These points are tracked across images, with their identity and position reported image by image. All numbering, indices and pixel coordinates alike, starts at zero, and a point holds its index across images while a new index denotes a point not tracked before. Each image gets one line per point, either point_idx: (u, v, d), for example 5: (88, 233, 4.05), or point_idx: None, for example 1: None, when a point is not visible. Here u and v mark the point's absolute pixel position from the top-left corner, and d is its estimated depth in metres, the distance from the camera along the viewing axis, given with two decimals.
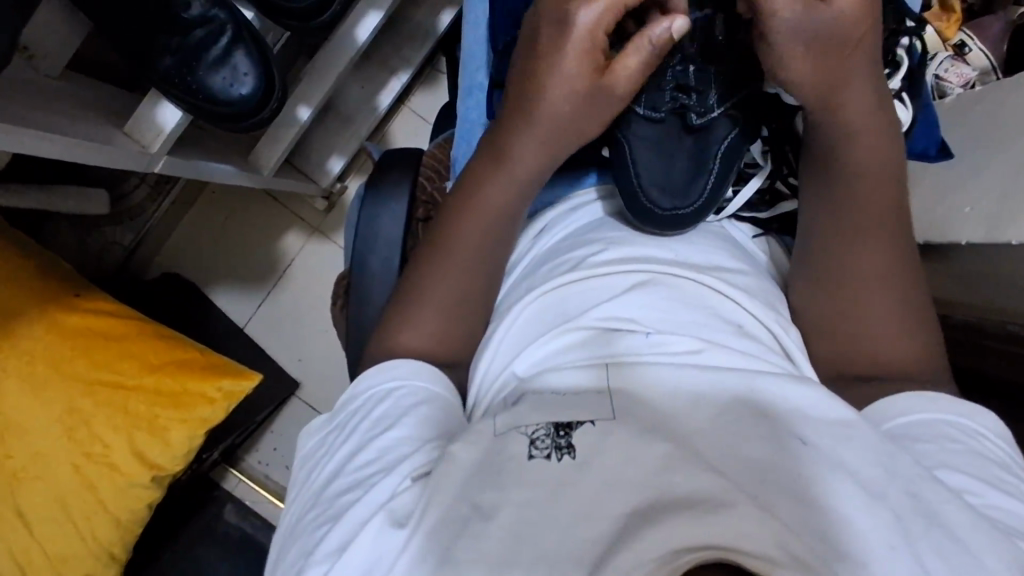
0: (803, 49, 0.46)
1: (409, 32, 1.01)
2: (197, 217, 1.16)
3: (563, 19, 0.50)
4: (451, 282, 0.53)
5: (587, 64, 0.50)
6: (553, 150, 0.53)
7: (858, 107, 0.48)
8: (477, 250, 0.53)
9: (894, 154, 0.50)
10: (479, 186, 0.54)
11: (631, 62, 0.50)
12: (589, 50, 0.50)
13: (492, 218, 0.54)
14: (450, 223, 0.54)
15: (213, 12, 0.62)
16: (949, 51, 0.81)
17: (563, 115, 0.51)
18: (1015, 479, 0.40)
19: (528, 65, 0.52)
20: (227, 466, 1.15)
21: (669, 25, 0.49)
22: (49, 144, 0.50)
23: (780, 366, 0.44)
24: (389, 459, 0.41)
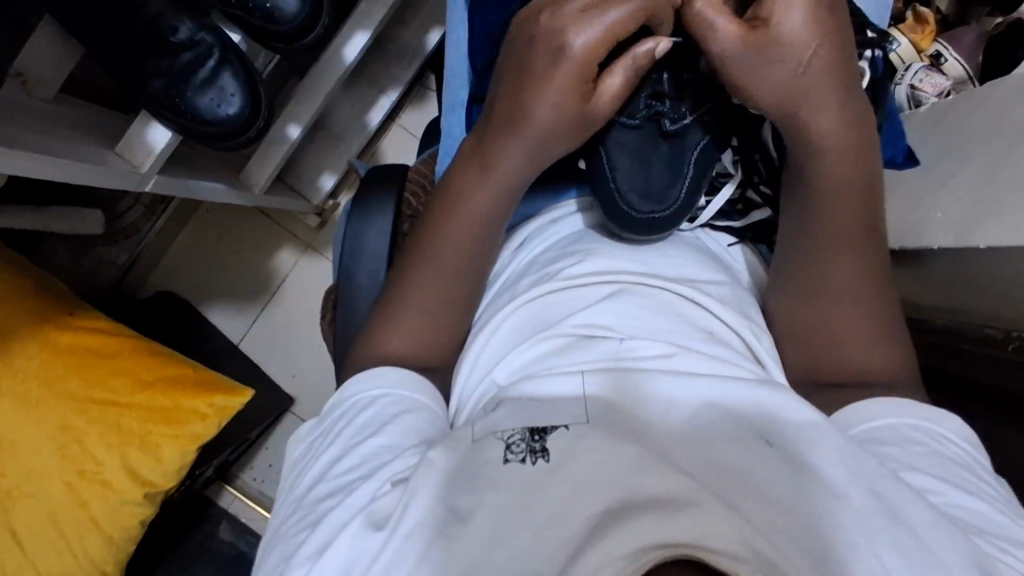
0: (780, 67, 0.48)
1: (397, 52, 1.03)
2: (191, 236, 1.17)
3: (554, 39, 0.50)
4: (434, 291, 0.54)
5: (576, 81, 0.51)
6: (537, 158, 0.54)
7: (826, 125, 0.49)
8: (459, 260, 0.55)
9: (866, 167, 0.51)
10: (464, 195, 0.55)
11: (616, 81, 0.52)
12: (581, 69, 0.51)
13: (477, 226, 0.55)
14: (436, 231, 0.55)
15: (200, 35, 0.64)
16: (925, 62, 0.84)
17: (546, 125, 0.52)
18: (979, 480, 0.41)
19: (516, 78, 0.53)
20: (222, 483, 1.15)
21: (654, 46, 0.51)
22: (44, 165, 0.52)
23: (751, 371, 0.45)
24: (370, 465, 0.42)
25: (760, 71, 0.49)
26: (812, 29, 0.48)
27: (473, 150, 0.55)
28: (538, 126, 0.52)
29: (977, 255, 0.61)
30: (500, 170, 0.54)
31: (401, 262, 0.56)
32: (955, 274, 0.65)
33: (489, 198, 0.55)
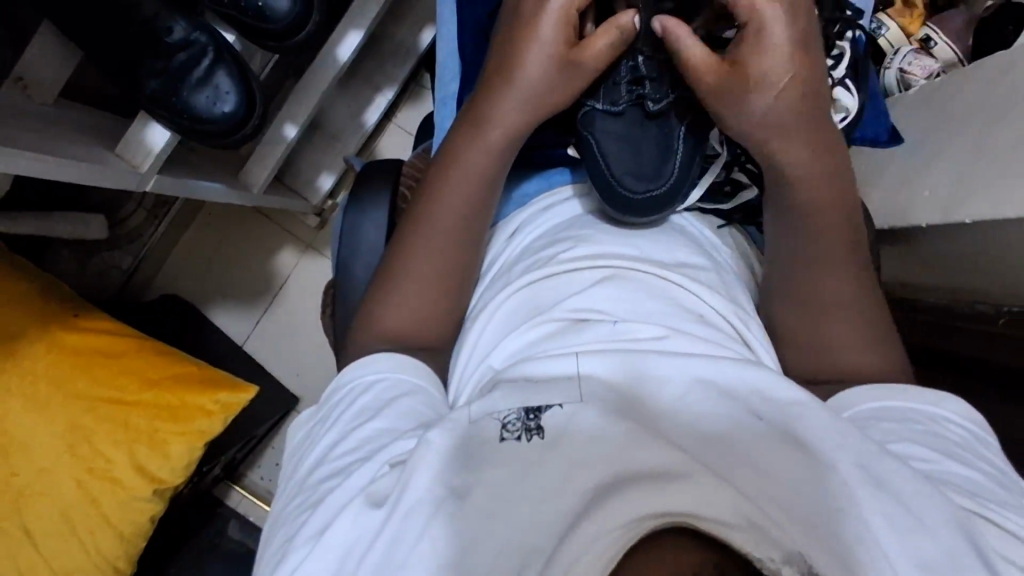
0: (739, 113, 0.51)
1: (391, 50, 1.05)
2: (194, 238, 1.19)
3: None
4: (431, 264, 0.55)
5: (561, 36, 0.54)
6: (530, 120, 0.56)
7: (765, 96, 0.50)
8: (456, 235, 0.56)
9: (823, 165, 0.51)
10: (457, 161, 0.56)
11: (600, 44, 0.54)
12: (564, 24, 0.54)
13: (475, 190, 0.56)
14: (431, 201, 0.56)
15: (194, 36, 0.66)
16: (913, 45, 0.85)
17: (537, 85, 0.55)
18: (976, 456, 0.41)
19: (508, 41, 0.56)
20: (231, 482, 1.16)
21: (634, 16, 0.54)
22: (45, 164, 0.53)
23: (738, 351, 0.46)
24: (369, 447, 0.43)
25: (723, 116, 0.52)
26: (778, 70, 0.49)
27: (467, 121, 0.57)
28: (527, 87, 0.55)
29: (964, 231, 0.61)
30: (499, 130, 0.56)
31: (395, 240, 0.57)
32: (945, 252, 0.66)
33: (495, 166, 0.57)
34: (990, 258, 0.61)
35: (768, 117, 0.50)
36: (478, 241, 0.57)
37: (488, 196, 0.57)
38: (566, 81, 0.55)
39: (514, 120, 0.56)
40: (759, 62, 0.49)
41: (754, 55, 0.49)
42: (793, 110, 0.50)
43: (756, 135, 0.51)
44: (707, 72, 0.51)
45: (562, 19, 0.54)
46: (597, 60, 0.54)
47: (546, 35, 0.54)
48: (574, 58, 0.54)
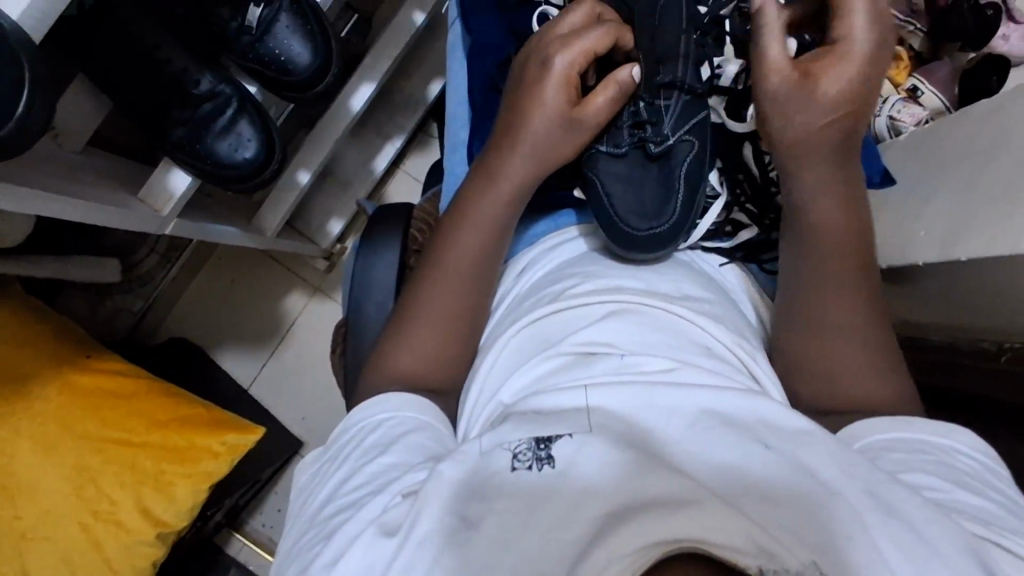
0: (789, 120, 0.53)
1: (401, 101, 1.09)
2: (204, 282, 1.21)
3: (544, 62, 0.57)
4: (444, 301, 0.56)
5: (565, 94, 0.57)
6: (540, 167, 0.59)
7: (812, 122, 0.53)
8: (471, 274, 0.58)
9: (835, 214, 0.54)
10: (472, 206, 0.59)
11: (600, 100, 0.57)
12: (567, 84, 0.57)
13: (489, 231, 0.58)
14: (445, 244, 0.58)
15: (220, 88, 0.70)
16: (901, 95, 0.89)
17: (543, 134, 0.57)
18: (987, 487, 0.42)
19: (517, 89, 0.59)
20: (231, 529, 1.14)
21: (630, 69, 0.57)
22: (73, 208, 0.55)
23: (744, 383, 0.47)
24: (380, 481, 0.44)
25: (769, 113, 0.54)
26: (847, 94, 0.52)
27: (481, 170, 0.60)
28: (533, 136, 0.58)
29: (959, 268, 0.63)
30: (509, 176, 0.58)
31: (411, 281, 0.59)
32: (944, 290, 0.67)
33: (506, 212, 0.59)
34: (988, 296, 0.63)
35: (818, 129, 0.53)
36: (487, 279, 0.59)
37: (500, 238, 0.59)
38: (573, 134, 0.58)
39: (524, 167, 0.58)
40: (836, 87, 0.52)
41: (823, 71, 0.52)
42: (835, 138, 0.53)
43: (794, 144, 0.54)
44: (784, 70, 0.53)
45: (565, 80, 0.57)
46: (598, 113, 0.58)
47: (550, 93, 0.57)
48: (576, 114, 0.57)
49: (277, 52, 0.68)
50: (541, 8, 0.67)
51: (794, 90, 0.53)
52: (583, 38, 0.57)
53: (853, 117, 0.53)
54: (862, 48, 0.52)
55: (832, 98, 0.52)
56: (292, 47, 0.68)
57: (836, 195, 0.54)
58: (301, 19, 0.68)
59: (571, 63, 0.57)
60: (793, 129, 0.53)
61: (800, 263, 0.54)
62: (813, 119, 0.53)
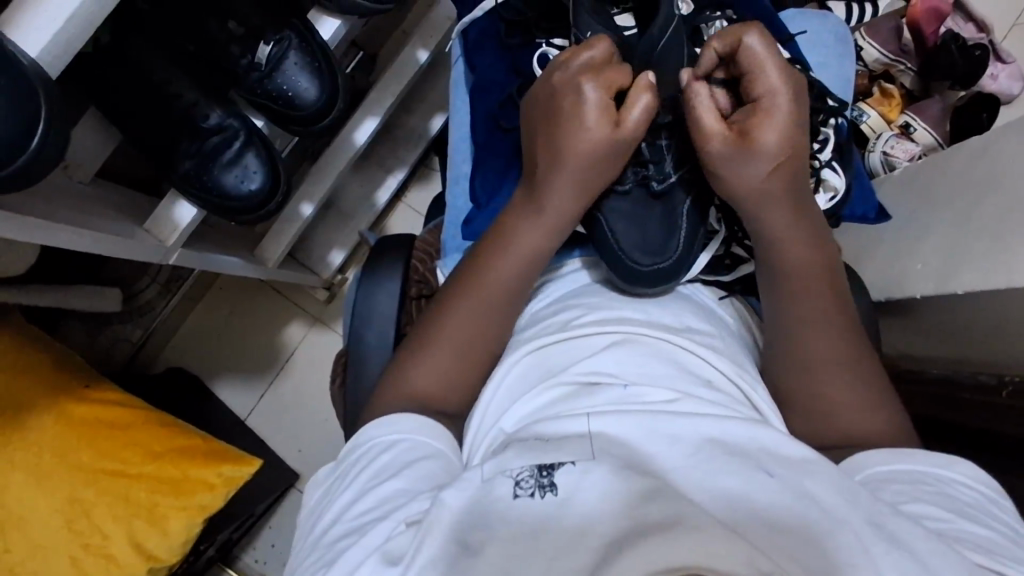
0: (735, 176, 0.54)
1: (404, 135, 1.11)
2: (204, 311, 1.21)
3: (575, 92, 0.56)
4: (463, 330, 0.56)
5: (602, 117, 0.56)
6: (579, 191, 0.58)
7: (756, 176, 0.54)
8: (485, 306, 0.57)
9: (821, 258, 0.55)
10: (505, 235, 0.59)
11: (636, 112, 0.56)
12: (603, 108, 0.56)
13: (515, 262, 0.58)
14: (467, 276, 0.58)
15: (228, 121, 0.71)
16: (894, 131, 0.91)
17: (583, 156, 0.57)
18: (991, 518, 0.42)
19: (535, 119, 0.60)
20: (223, 565, 1.12)
21: (646, 75, 0.56)
22: (83, 238, 0.56)
23: (745, 414, 0.47)
24: (387, 506, 0.43)
25: (718, 174, 0.55)
26: (779, 144, 0.53)
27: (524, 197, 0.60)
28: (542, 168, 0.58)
29: (955, 302, 0.64)
30: (547, 207, 0.58)
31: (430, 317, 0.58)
32: (945, 322, 0.68)
33: (524, 244, 0.58)
34: (985, 330, 0.63)
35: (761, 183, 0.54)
36: (509, 313, 0.58)
37: (528, 277, 0.59)
38: (602, 170, 0.58)
39: (547, 198, 0.58)
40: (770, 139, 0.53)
41: (759, 125, 0.53)
42: (785, 184, 0.54)
43: (745, 197, 0.55)
44: (719, 136, 0.54)
45: (600, 105, 0.56)
46: (636, 129, 0.56)
47: (592, 124, 0.56)
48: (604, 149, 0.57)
49: (285, 88, 0.70)
50: (542, 49, 0.68)
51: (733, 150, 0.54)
52: (605, 71, 0.57)
53: (794, 166, 0.54)
54: (781, 102, 0.53)
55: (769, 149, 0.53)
56: (301, 83, 0.70)
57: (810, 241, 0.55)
58: (309, 57, 0.70)
59: (598, 92, 0.56)
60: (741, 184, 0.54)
61: (794, 298, 0.55)
62: (757, 168, 0.53)
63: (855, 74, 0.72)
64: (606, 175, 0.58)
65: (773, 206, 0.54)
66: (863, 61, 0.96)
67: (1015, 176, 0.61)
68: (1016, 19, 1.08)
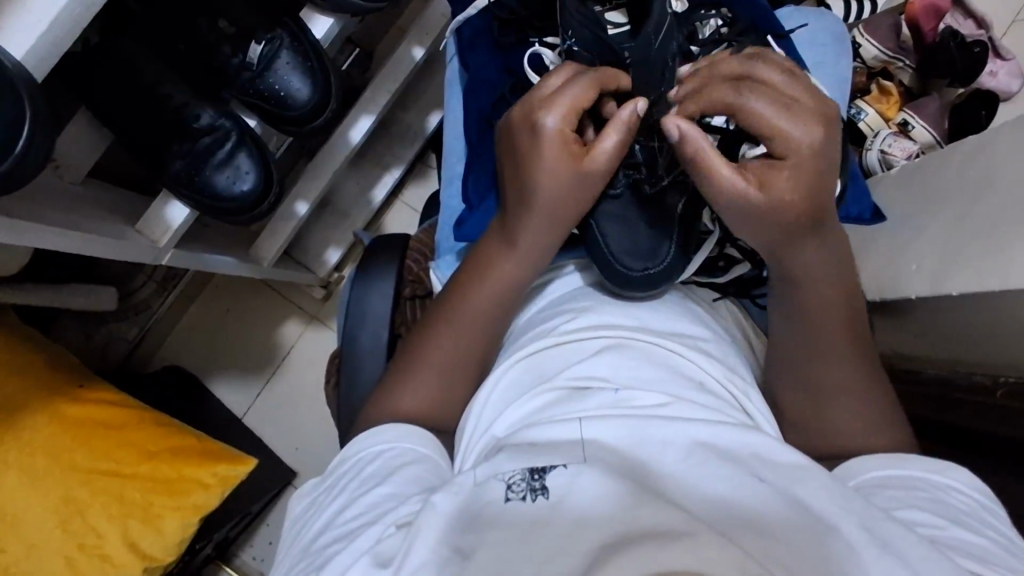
0: (758, 226, 0.51)
1: (399, 133, 1.10)
2: (199, 310, 1.21)
3: (534, 125, 0.55)
4: (449, 338, 0.57)
5: (565, 151, 0.55)
6: (552, 227, 0.57)
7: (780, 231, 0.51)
8: (474, 312, 0.57)
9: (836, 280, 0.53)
10: (481, 255, 0.59)
11: (606, 144, 0.55)
12: (565, 141, 0.54)
13: (499, 280, 0.57)
14: (454, 286, 0.59)
15: (220, 122, 0.71)
16: (891, 129, 0.91)
17: (548, 190, 0.55)
18: (985, 526, 0.41)
19: (506, 147, 0.58)
20: (220, 563, 1.12)
21: (633, 106, 0.54)
22: (73, 239, 0.56)
23: (737, 417, 0.47)
24: (376, 512, 0.43)
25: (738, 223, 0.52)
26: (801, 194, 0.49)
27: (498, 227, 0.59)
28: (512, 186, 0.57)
29: (951, 302, 0.64)
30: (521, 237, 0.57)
31: (426, 324, 0.59)
32: (942, 322, 0.67)
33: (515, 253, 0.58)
34: (979, 331, 0.63)
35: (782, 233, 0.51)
36: (503, 313, 0.58)
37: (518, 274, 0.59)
38: (572, 202, 0.57)
39: (518, 233, 0.57)
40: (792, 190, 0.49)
41: (769, 176, 0.49)
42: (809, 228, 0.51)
43: (776, 244, 0.52)
44: (740, 186, 0.50)
45: (562, 138, 0.54)
46: (606, 158, 0.55)
47: (552, 160, 0.54)
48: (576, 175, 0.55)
49: (277, 89, 0.69)
50: (535, 49, 0.67)
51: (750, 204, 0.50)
52: (569, 94, 0.54)
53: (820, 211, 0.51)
54: (808, 146, 0.48)
55: (792, 203, 0.49)
56: (293, 83, 0.69)
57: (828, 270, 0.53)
58: (301, 56, 0.69)
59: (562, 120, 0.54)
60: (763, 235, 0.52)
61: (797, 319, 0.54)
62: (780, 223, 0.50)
63: (851, 72, 0.72)
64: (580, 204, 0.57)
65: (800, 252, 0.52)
66: (861, 58, 0.95)
67: (1010, 176, 0.61)
68: (1016, 15, 1.08)
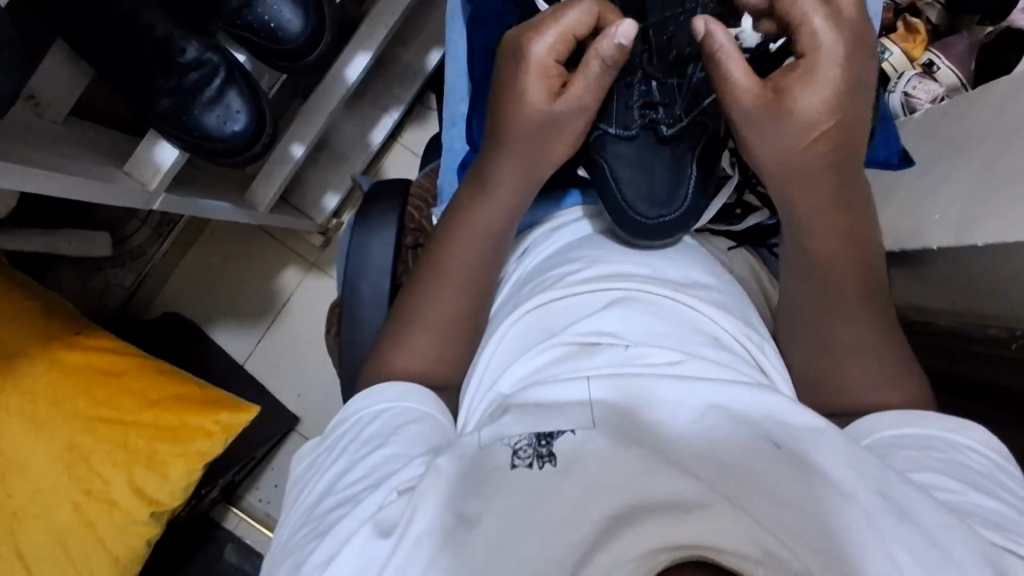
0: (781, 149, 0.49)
1: (399, 71, 1.05)
2: (196, 256, 1.18)
3: (518, 50, 0.52)
4: (447, 292, 0.55)
5: (544, 86, 0.52)
6: (530, 174, 0.56)
7: (773, 159, 0.49)
8: (477, 246, 0.56)
9: (852, 251, 0.51)
10: (471, 201, 0.57)
11: (582, 80, 0.52)
12: (545, 75, 0.52)
13: (483, 229, 0.56)
14: (449, 236, 0.56)
15: (206, 56, 0.67)
16: (916, 70, 0.87)
17: (523, 132, 0.54)
18: (1001, 488, 0.41)
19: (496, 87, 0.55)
20: (227, 504, 1.13)
21: (617, 30, 0.48)
22: (57, 181, 0.53)
23: (752, 375, 0.45)
24: (379, 474, 0.42)
25: (748, 137, 0.50)
26: (830, 107, 0.47)
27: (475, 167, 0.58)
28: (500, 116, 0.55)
29: (976, 253, 0.61)
30: (495, 180, 0.56)
31: (424, 269, 0.57)
32: (961, 273, 0.65)
33: (507, 179, 0.55)
34: (999, 284, 0.61)
35: (791, 155, 0.48)
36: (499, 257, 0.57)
37: (518, 215, 0.57)
38: (546, 143, 0.55)
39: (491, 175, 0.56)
40: (807, 100, 0.47)
41: (802, 81, 0.47)
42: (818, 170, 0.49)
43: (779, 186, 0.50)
44: (758, 87, 0.48)
45: (544, 67, 0.52)
46: (581, 97, 0.52)
47: (529, 93, 0.52)
48: (539, 122, 0.53)
49: (267, 19, 0.65)
50: None
51: (767, 103, 0.47)
52: (567, 22, 0.51)
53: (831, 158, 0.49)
54: (828, 51, 0.47)
55: (811, 116, 0.47)
56: (284, 14, 0.65)
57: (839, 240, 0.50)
58: None
59: (550, 50, 0.52)
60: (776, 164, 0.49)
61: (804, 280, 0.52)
62: (803, 153, 0.48)
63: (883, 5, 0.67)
64: (558, 147, 0.55)
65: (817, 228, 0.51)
66: None
67: None
68: None
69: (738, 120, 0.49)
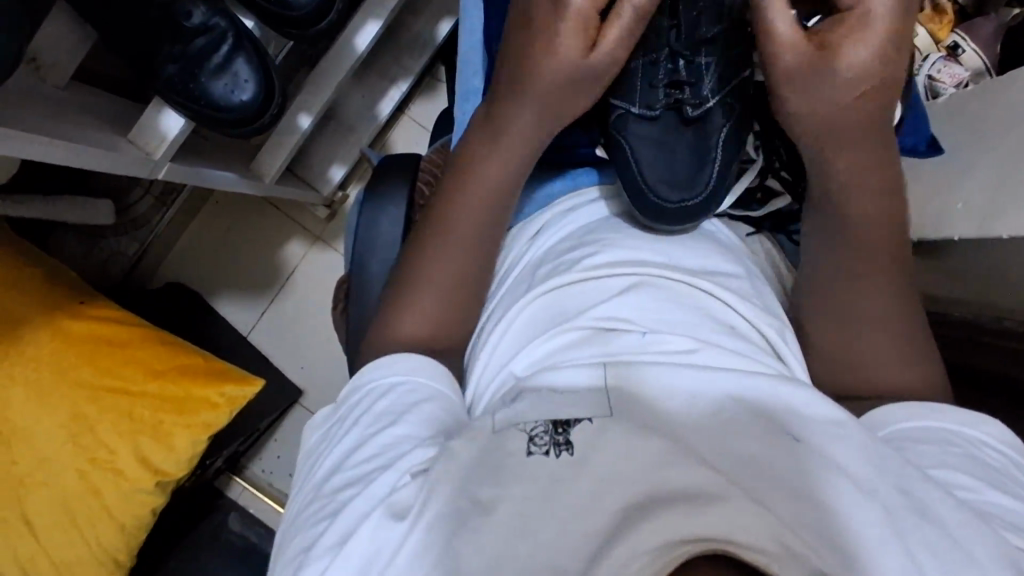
0: (821, 111, 0.50)
1: (408, 41, 1.03)
2: (200, 226, 1.17)
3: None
4: (455, 254, 0.54)
5: (579, 38, 0.53)
6: (545, 126, 0.56)
7: (815, 118, 0.50)
8: (485, 207, 0.55)
9: (884, 221, 0.51)
10: (482, 156, 0.56)
11: (617, 31, 0.53)
12: (581, 25, 0.53)
13: (493, 188, 0.55)
14: (455, 193, 0.55)
15: (213, 20, 0.65)
16: (941, 53, 0.85)
17: (550, 79, 0.54)
18: (1016, 485, 0.40)
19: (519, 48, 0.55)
20: (231, 474, 1.14)
21: None
22: (60, 148, 0.52)
23: (770, 365, 0.45)
24: (391, 455, 0.42)
25: (787, 98, 0.51)
26: (873, 66, 0.49)
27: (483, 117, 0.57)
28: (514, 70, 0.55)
29: (997, 244, 0.60)
30: (507, 133, 0.55)
31: (426, 227, 0.56)
32: (979, 264, 0.64)
33: (522, 127, 0.55)
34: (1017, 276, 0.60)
35: (833, 112, 0.50)
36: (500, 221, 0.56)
37: None
38: (568, 94, 0.55)
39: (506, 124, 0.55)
40: (852, 57, 0.49)
41: (846, 42, 0.49)
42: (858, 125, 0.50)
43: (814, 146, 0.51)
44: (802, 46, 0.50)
45: (580, 16, 0.53)
46: (615, 49, 0.53)
47: (563, 42, 0.53)
48: (571, 73, 0.54)
49: None
50: None
51: (808, 60, 0.49)
52: None
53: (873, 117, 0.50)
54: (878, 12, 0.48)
55: (853, 75, 0.49)
56: None
57: (877, 204, 0.51)
58: None
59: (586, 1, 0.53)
60: (816, 126, 0.51)
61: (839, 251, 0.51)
62: (841, 116, 0.50)
63: None
64: (578, 101, 0.55)
65: (853, 189, 0.51)
66: None
67: None
68: None
69: (777, 75, 0.51)
